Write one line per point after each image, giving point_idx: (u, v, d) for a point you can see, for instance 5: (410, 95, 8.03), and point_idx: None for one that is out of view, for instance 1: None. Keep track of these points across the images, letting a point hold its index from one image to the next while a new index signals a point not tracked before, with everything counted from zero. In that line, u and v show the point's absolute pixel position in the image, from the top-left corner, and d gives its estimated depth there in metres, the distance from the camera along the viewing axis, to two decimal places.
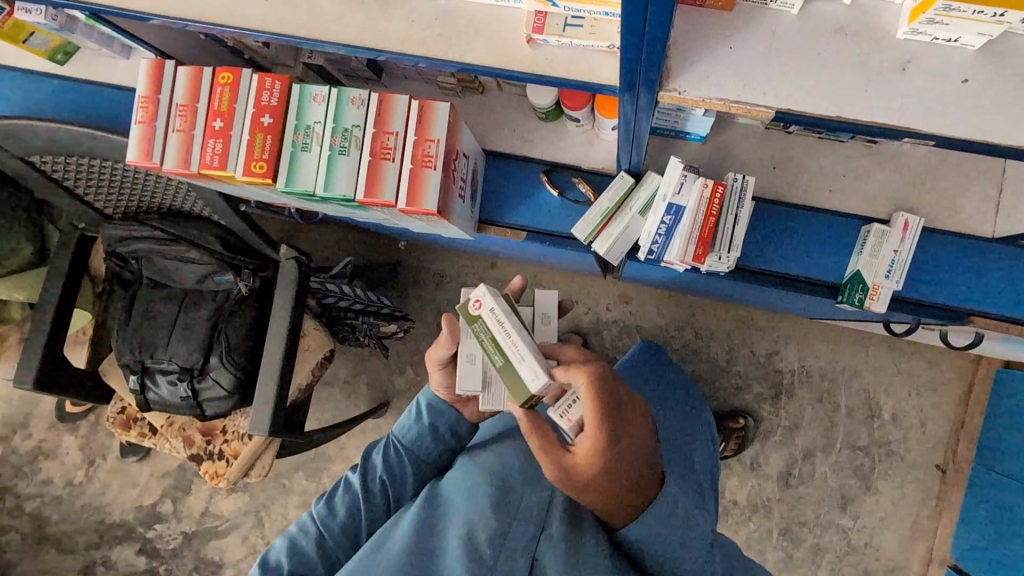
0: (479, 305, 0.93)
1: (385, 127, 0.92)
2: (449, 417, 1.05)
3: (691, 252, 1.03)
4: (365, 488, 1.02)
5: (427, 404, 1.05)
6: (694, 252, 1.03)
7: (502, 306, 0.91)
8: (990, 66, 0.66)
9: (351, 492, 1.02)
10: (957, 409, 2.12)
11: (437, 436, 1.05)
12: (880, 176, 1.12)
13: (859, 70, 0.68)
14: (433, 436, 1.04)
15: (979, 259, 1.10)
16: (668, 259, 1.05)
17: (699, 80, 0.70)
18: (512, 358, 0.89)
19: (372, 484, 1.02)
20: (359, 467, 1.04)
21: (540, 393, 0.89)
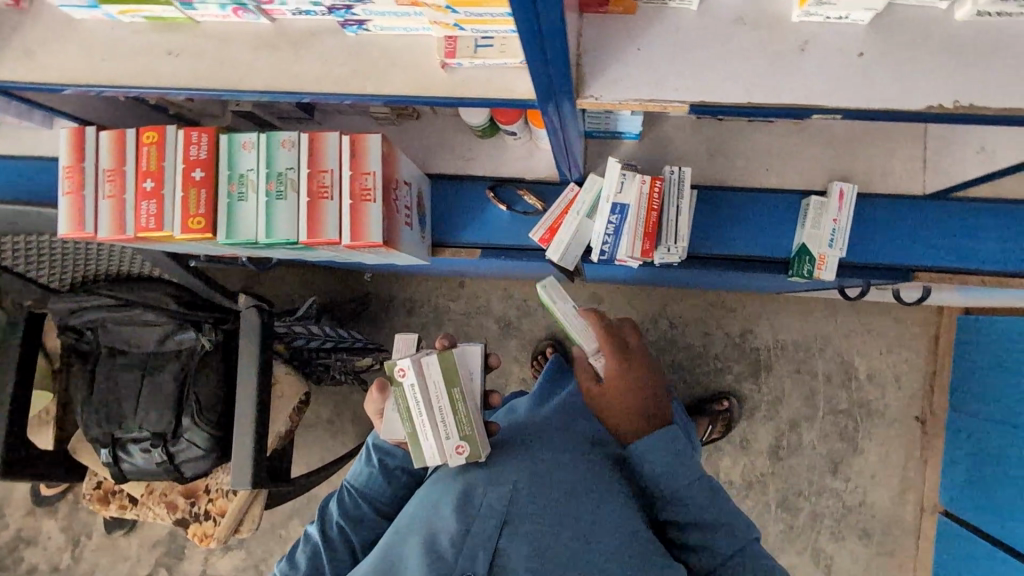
0: (403, 375, 0.95)
1: (319, 166, 0.91)
2: (400, 455, 1.05)
3: (637, 249, 1.04)
4: (325, 536, 0.98)
5: (373, 445, 1.05)
6: (641, 248, 1.05)
7: (422, 388, 0.95)
8: (880, 39, 0.70)
9: (311, 542, 0.98)
10: (928, 360, 2.18)
11: (389, 475, 1.04)
12: (811, 150, 1.16)
13: (763, 56, 0.71)
14: (384, 475, 1.04)
15: (916, 217, 1.14)
16: (621, 260, 1.07)
17: (613, 83, 0.72)
18: (418, 431, 0.95)
19: (331, 530, 0.98)
20: (317, 520, 1.01)
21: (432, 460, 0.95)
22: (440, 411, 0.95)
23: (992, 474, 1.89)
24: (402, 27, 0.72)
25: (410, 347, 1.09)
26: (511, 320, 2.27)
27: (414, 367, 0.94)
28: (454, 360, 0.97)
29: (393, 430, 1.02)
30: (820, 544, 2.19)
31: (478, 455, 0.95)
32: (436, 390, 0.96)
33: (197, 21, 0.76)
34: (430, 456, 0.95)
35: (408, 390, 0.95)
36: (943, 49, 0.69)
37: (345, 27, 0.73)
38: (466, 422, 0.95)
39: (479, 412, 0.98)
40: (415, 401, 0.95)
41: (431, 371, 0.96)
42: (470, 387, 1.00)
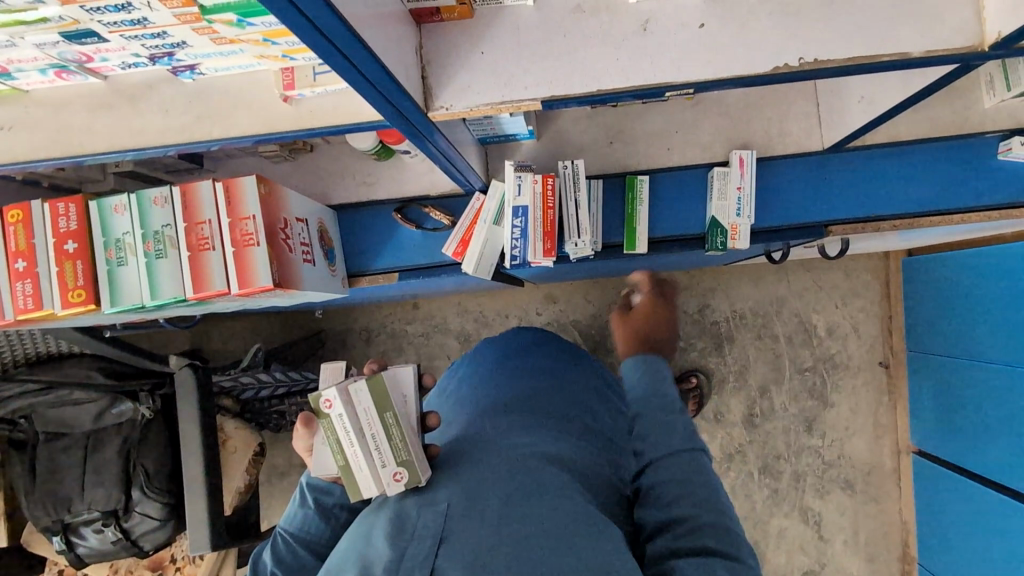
0: (330, 406, 0.91)
1: (195, 219, 0.88)
2: (337, 493, 1.02)
3: (540, 249, 1.02)
4: None
5: (309, 485, 1.02)
6: (544, 247, 1.03)
7: (353, 418, 0.91)
8: (720, 9, 0.69)
9: None
10: (882, 306, 2.21)
11: (328, 517, 1.01)
12: (708, 123, 1.16)
13: (606, 41, 0.69)
14: (321, 514, 1.00)
15: (817, 173, 1.15)
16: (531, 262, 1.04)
17: (461, 91, 0.70)
18: (351, 463, 0.91)
19: None
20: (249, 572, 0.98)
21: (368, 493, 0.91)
22: (373, 438, 0.91)
23: (957, 408, 1.91)
24: (235, 65, 0.69)
25: (339, 375, 1.04)
26: (471, 334, 2.25)
27: (339, 397, 0.90)
28: (384, 383, 0.92)
29: (326, 464, 0.98)
30: (806, 502, 2.20)
31: (417, 480, 0.90)
32: (367, 417, 0.92)
33: (25, 90, 0.72)
34: (366, 487, 0.91)
35: (336, 421, 0.91)
36: (782, 10, 0.69)
37: (178, 74, 0.69)
38: (402, 446, 0.91)
39: (415, 434, 0.94)
40: (346, 433, 0.91)
41: (361, 399, 0.92)
42: (405, 410, 0.95)
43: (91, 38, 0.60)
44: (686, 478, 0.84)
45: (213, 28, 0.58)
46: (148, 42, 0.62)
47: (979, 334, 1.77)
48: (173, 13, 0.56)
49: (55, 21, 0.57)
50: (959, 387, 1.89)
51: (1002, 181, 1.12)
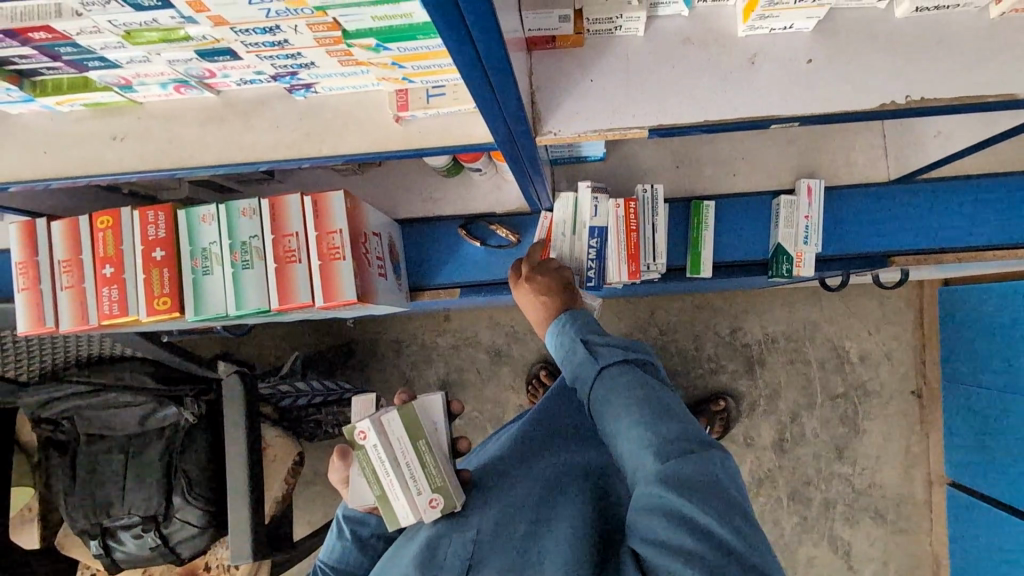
0: (364, 437, 0.88)
1: (283, 230, 0.89)
2: (373, 523, 1.00)
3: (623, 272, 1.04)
4: None
5: (344, 518, 1.00)
6: (629, 270, 1.04)
7: (388, 447, 0.88)
8: (828, 45, 0.70)
9: None
10: (917, 334, 2.20)
11: (364, 546, 1.01)
12: (773, 151, 1.17)
13: (715, 71, 0.70)
14: (359, 546, 1.00)
15: (882, 203, 1.15)
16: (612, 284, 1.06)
17: (570, 117, 0.71)
18: (387, 494, 0.87)
19: None
20: None
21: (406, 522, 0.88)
22: (408, 467, 0.87)
23: (998, 441, 1.89)
24: (351, 85, 0.70)
25: (369, 408, 1.02)
26: (501, 348, 2.21)
27: (373, 428, 0.87)
28: (414, 412, 0.89)
29: (362, 495, 0.95)
30: (836, 531, 2.18)
31: (452, 506, 0.88)
32: (402, 447, 0.88)
33: (139, 102, 0.74)
34: (403, 517, 0.88)
35: (370, 452, 0.87)
36: (889, 49, 0.70)
37: (293, 92, 0.71)
38: (437, 473, 0.88)
39: (449, 461, 0.91)
40: (380, 463, 0.87)
41: (394, 428, 0.89)
42: (437, 438, 0.92)
43: (224, 56, 0.62)
44: (634, 403, 0.83)
45: (348, 51, 0.60)
46: (279, 62, 0.63)
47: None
48: (314, 36, 0.57)
49: (198, 40, 0.58)
50: (1001, 420, 1.87)
51: None
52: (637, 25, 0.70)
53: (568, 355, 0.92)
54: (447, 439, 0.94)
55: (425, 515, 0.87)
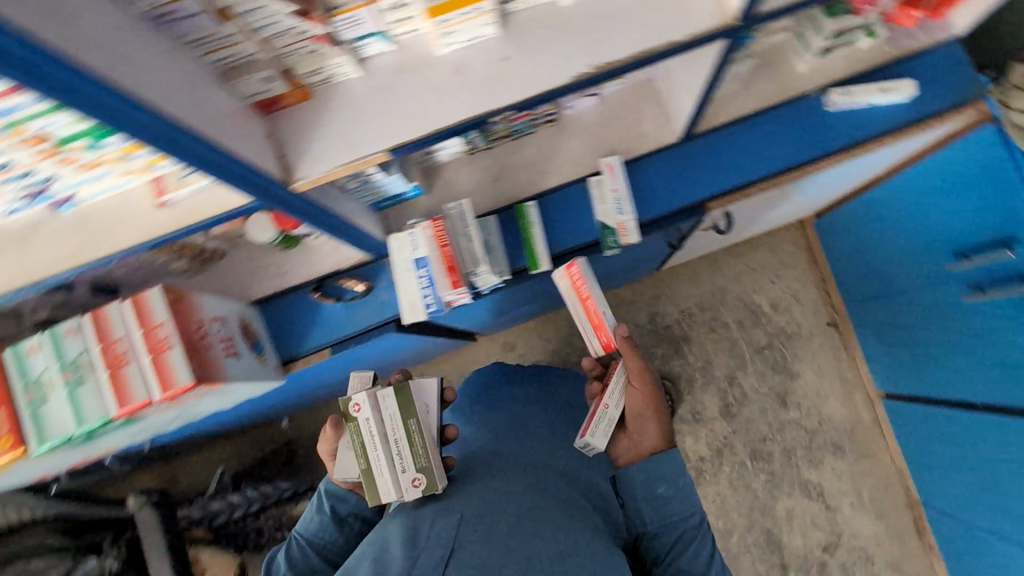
0: (358, 409, 1.01)
1: (109, 338, 0.92)
2: (350, 501, 1.18)
3: (598, 343, 1.22)
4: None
5: (327, 492, 1.19)
6: (451, 281, 1.10)
7: (379, 423, 1.01)
8: (518, 42, 0.82)
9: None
10: (813, 271, 2.34)
11: (343, 525, 1.18)
12: (573, 143, 1.29)
13: (430, 89, 0.81)
14: (337, 524, 1.17)
15: (683, 161, 1.30)
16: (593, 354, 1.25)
17: (317, 160, 0.79)
18: (372, 466, 1.00)
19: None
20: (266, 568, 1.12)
21: (386, 494, 1.00)
22: (395, 443, 1.01)
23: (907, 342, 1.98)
24: (109, 187, 0.77)
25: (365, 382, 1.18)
26: None
27: (370, 402, 1.00)
28: (410, 395, 1.03)
29: (347, 468, 1.14)
30: (804, 477, 2.19)
31: (434, 487, 1.00)
32: (392, 423, 1.02)
33: None
34: (385, 494, 1.00)
35: (362, 423, 1.01)
36: (568, 31, 0.82)
37: (59, 207, 0.77)
38: (422, 454, 1.01)
39: (435, 446, 1.04)
40: (370, 435, 1.01)
41: (388, 407, 1.02)
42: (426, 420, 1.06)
43: None
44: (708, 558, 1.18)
45: (71, 157, 0.66)
46: (21, 184, 0.69)
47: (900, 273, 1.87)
48: (31, 153, 0.64)
49: None
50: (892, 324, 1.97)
51: (832, 129, 1.34)
52: (349, 68, 0.79)
53: (669, 503, 1.23)
54: (433, 424, 1.08)
55: (403, 490, 0.99)
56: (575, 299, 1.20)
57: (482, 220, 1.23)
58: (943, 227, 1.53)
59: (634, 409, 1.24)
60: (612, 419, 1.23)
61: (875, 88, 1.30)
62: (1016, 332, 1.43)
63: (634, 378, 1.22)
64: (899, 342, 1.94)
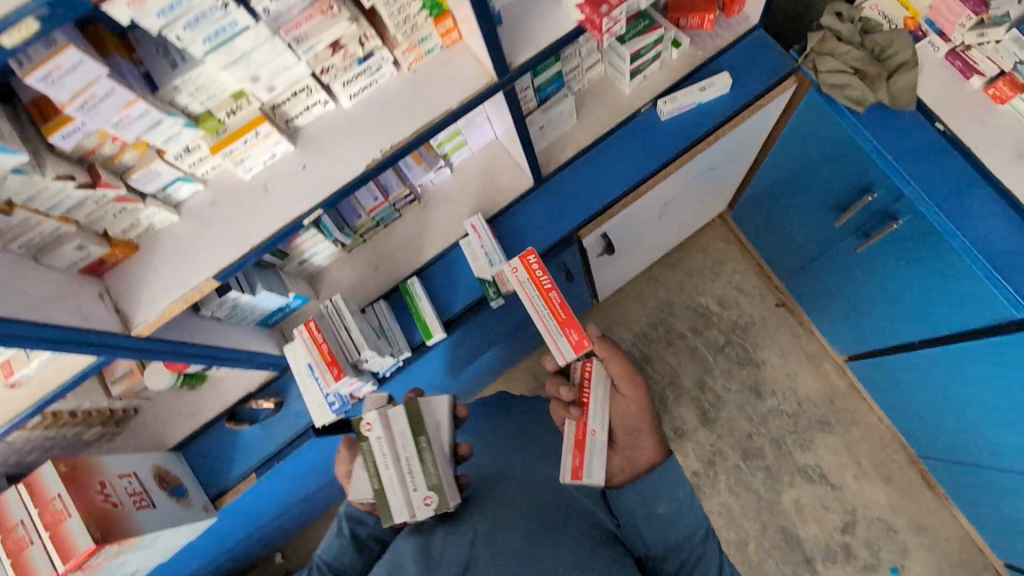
0: (370, 428, 0.94)
1: (9, 524, 0.95)
2: (370, 523, 1.09)
3: (568, 343, 1.14)
4: None
5: (346, 515, 1.10)
6: (333, 374, 1.10)
7: (391, 439, 0.94)
8: (315, 153, 0.92)
9: None
10: (747, 259, 2.34)
11: (362, 548, 1.08)
12: (440, 214, 1.36)
13: (244, 212, 0.90)
14: (357, 546, 1.07)
15: (545, 200, 1.39)
16: (563, 360, 1.14)
17: (151, 301, 0.86)
18: (383, 487, 0.92)
19: None
20: None
21: (397, 517, 0.91)
22: (406, 461, 0.93)
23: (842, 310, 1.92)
24: None
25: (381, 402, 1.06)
26: None
27: (380, 420, 0.93)
28: (418, 409, 0.96)
29: (361, 490, 0.99)
30: (801, 462, 2.10)
31: (446, 506, 0.92)
32: (403, 441, 0.94)
33: None
34: (398, 513, 0.92)
35: (374, 443, 0.94)
36: (356, 131, 0.93)
37: None
38: (434, 471, 0.93)
39: (449, 465, 0.96)
40: (382, 454, 0.94)
41: (398, 422, 0.95)
42: (440, 435, 0.97)
43: None
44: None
45: None
46: None
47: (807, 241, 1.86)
48: None
49: None
50: (813, 293, 1.98)
51: (670, 135, 1.43)
52: (164, 213, 0.87)
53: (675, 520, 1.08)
54: (447, 441, 0.97)
55: (412, 511, 0.92)
56: (534, 294, 1.17)
57: (371, 306, 1.29)
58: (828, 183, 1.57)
59: (627, 425, 1.17)
60: (603, 445, 1.14)
61: (697, 88, 1.42)
62: (927, 270, 1.44)
63: (623, 383, 1.17)
64: (829, 304, 1.92)
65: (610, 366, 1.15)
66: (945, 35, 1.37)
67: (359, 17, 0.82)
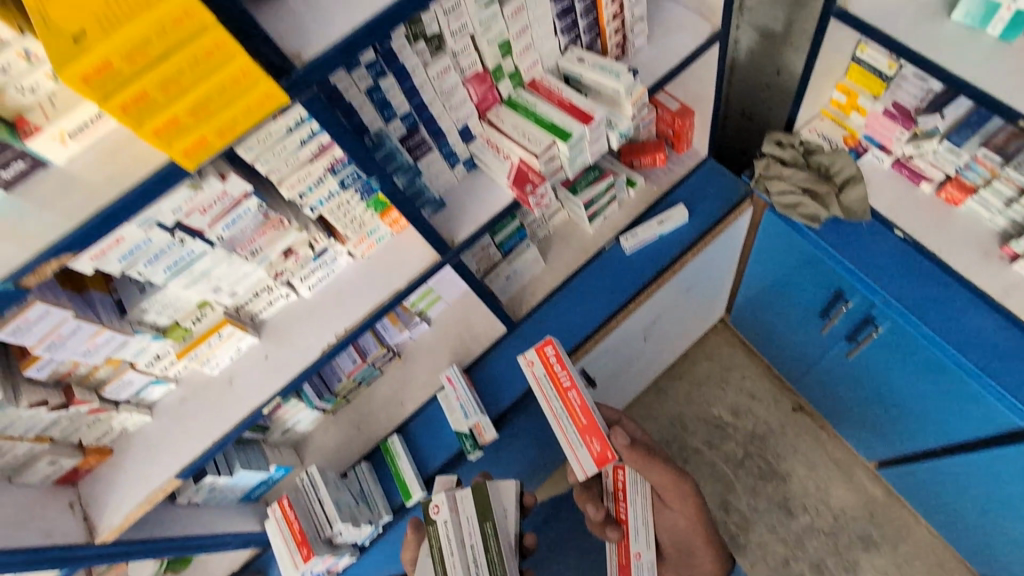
0: (438, 512, 0.98)
1: None
2: None
3: (589, 454, 1.03)
4: None
5: None
6: (301, 556, 1.12)
7: (460, 523, 0.97)
8: (276, 343, 0.99)
9: None
10: (756, 364, 2.25)
11: None
12: (419, 368, 1.40)
13: (207, 407, 0.96)
14: None
15: (518, 343, 1.42)
16: (584, 473, 1.04)
17: (115, 506, 0.90)
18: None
19: None
20: None
21: None
22: (473, 548, 0.95)
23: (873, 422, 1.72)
24: None
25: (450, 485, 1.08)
26: None
27: (448, 505, 0.98)
28: (486, 494, 0.98)
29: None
30: None
31: None
32: (468, 527, 0.97)
33: None
34: None
35: (441, 528, 0.97)
36: (313, 320, 1.00)
37: None
38: (499, 561, 0.94)
39: (513, 553, 0.96)
40: (448, 540, 0.96)
41: (465, 507, 0.98)
42: (505, 522, 0.99)
43: None
44: None
45: None
46: None
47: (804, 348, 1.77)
48: None
49: None
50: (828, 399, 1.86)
51: (636, 268, 1.48)
52: (136, 416, 0.94)
53: None
54: (512, 528, 0.99)
55: None
56: (551, 393, 1.08)
57: (352, 469, 1.32)
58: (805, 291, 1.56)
59: (678, 537, 1.18)
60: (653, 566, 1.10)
61: (656, 222, 1.48)
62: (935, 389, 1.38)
63: (666, 489, 1.14)
64: (838, 408, 1.84)
65: (651, 476, 1.12)
66: (886, 148, 1.42)
67: (309, 224, 0.92)
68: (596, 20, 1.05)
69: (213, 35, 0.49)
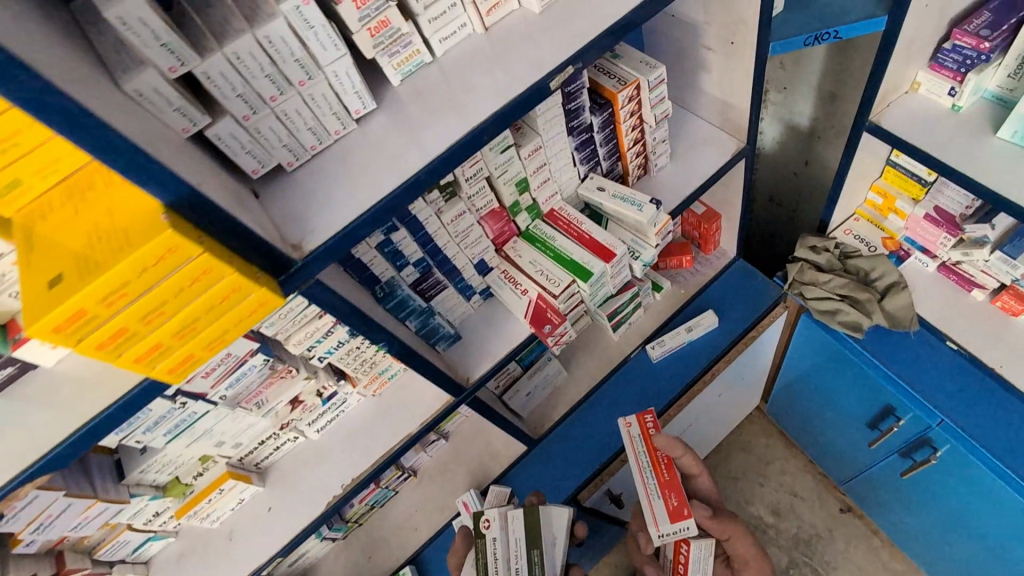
0: (489, 524, 1.04)
1: None
2: None
3: (667, 510, 1.03)
4: None
5: None
6: None
7: (512, 541, 1.02)
8: (280, 493, 0.95)
9: None
10: (797, 458, 2.07)
11: None
12: (434, 489, 1.34)
13: (205, 566, 0.91)
14: None
15: (540, 461, 1.34)
16: (657, 531, 1.02)
17: None
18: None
19: None
20: None
21: None
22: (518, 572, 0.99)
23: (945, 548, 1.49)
24: None
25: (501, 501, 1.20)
26: None
27: (499, 521, 1.04)
28: (537, 517, 1.04)
29: None
30: None
31: None
32: (517, 548, 1.02)
33: None
34: None
35: (490, 545, 1.02)
36: (319, 466, 0.95)
37: None
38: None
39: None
40: (494, 558, 1.01)
41: (514, 527, 1.04)
42: (553, 552, 1.03)
43: None
44: None
45: None
46: None
47: (852, 459, 1.61)
48: None
49: None
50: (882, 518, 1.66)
51: (664, 379, 1.40)
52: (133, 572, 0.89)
53: None
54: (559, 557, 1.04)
55: None
56: (641, 448, 1.08)
57: None
58: (854, 403, 1.42)
59: None
60: None
61: (684, 328, 1.40)
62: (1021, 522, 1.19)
63: (744, 564, 1.18)
64: (897, 529, 1.63)
65: (735, 545, 1.16)
66: (930, 251, 1.29)
67: (318, 370, 0.88)
68: (616, 147, 1.02)
69: (199, 260, 0.44)
